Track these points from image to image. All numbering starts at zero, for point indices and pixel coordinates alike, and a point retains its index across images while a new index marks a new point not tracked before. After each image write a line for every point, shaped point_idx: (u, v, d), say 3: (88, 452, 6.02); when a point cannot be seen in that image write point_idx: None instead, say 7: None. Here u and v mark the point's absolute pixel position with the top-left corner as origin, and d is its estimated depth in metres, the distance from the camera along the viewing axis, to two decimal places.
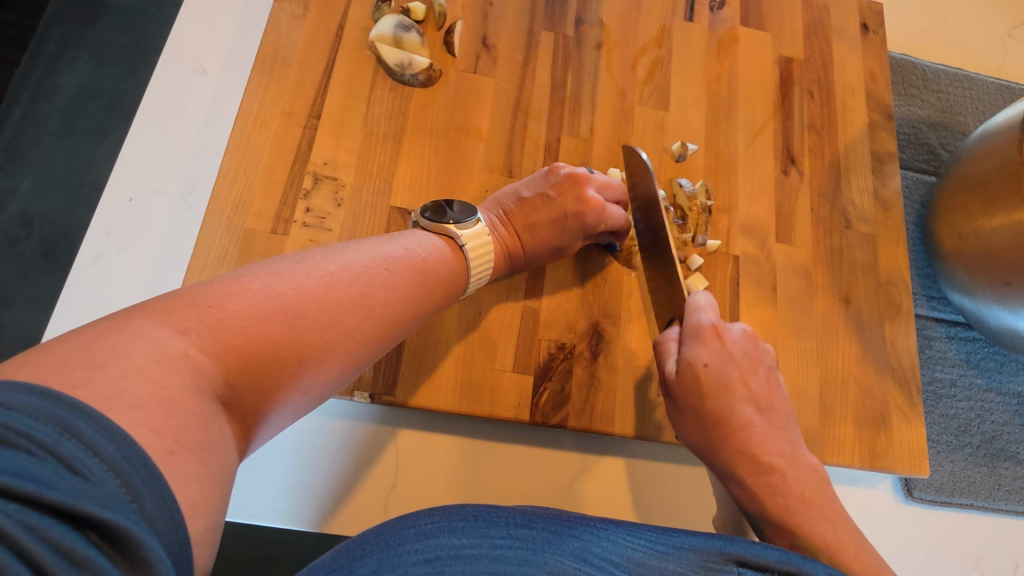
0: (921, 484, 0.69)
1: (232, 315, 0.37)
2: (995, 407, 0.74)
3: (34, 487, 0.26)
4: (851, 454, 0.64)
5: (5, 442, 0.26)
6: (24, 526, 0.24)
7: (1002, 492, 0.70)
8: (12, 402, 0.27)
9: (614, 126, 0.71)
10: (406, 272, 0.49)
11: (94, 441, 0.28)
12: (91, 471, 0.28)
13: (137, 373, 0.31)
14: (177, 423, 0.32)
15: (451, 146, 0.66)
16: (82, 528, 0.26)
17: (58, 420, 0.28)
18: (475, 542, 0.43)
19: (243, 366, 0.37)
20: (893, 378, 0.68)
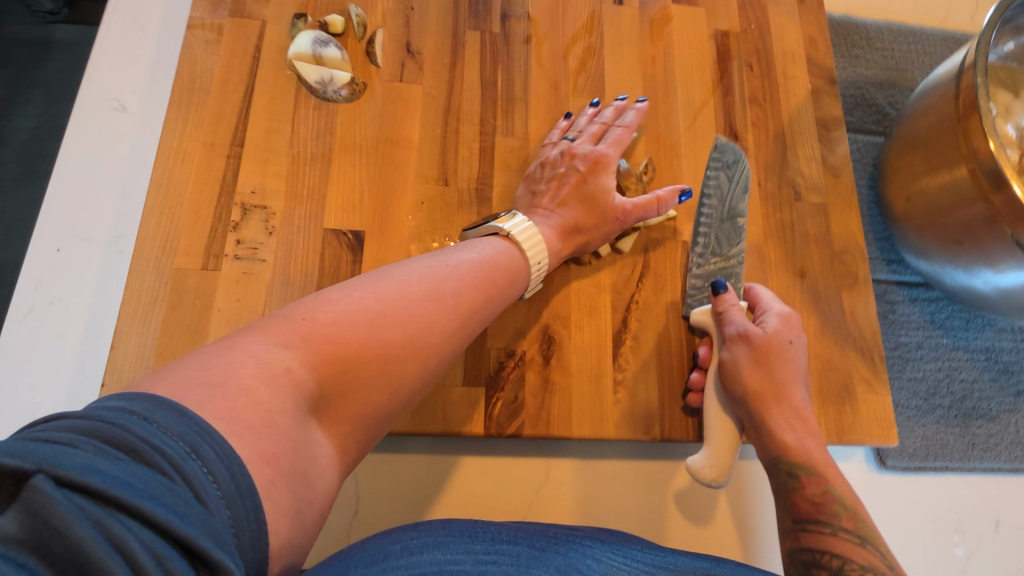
0: (893, 452, 0.69)
1: (322, 323, 0.40)
2: (963, 365, 0.73)
3: (165, 512, 0.26)
4: (817, 430, 0.64)
5: (143, 457, 0.27)
6: (153, 555, 0.24)
7: (976, 451, 0.70)
8: (152, 418, 0.29)
9: (548, 121, 0.69)
10: (474, 287, 0.50)
11: (213, 465, 0.29)
12: (207, 492, 0.28)
13: (246, 393, 0.34)
14: (277, 451, 0.33)
15: (383, 159, 0.64)
16: (195, 560, 0.26)
17: (186, 439, 0.29)
18: (458, 557, 0.43)
19: (336, 367, 0.39)
20: (855, 349, 0.67)
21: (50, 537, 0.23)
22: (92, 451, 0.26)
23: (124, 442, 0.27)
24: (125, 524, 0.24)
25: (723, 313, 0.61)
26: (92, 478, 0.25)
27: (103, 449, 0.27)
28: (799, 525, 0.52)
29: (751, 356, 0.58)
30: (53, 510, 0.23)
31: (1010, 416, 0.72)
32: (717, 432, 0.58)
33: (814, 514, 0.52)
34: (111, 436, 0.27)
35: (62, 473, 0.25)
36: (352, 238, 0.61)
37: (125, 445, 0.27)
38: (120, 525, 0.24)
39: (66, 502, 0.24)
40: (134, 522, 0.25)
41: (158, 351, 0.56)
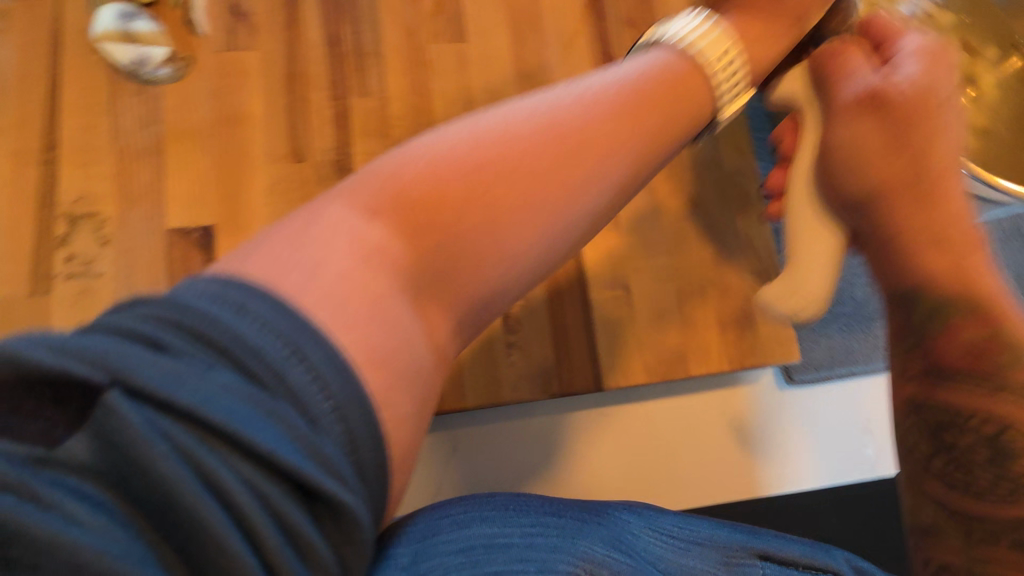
0: (799, 367, 0.69)
1: (288, 253, 0.29)
2: (865, 268, 0.72)
3: (259, 441, 0.23)
4: (719, 358, 0.63)
5: (260, 379, 0.24)
6: (250, 487, 0.23)
7: (881, 352, 0.70)
8: (220, 315, 0.25)
9: (408, 74, 0.63)
10: (626, 97, 0.39)
11: (318, 370, 0.26)
12: (320, 410, 0.25)
13: (346, 277, 0.29)
14: (385, 335, 0.29)
15: (226, 143, 0.58)
16: (310, 499, 0.24)
17: (288, 340, 0.25)
18: (508, 530, 0.41)
19: (407, 236, 0.32)
20: (751, 272, 0.65)
21: (123, 476, 0.22)
22: (181, 352, 0.24)
23: (256, 367, 0.24)
24: (222, 458, 0.23)
25: (842, 74, 0.48)
26: (138, 415, 0.22)
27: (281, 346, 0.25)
28: (935, 375, 0.39)
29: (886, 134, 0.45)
30: (138, 447, 0.22)
31: None
32: (806, 241, 0.49)
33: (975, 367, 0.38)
34: (207, 333, 0.24)
35: (115, 405, 0.22)
36: (201, 234, 0.56)
37: (281, 354, 0.25)
38: (217, 454, 0.23)
39: (148, 428, 0.22)
40: (228, 449, 0.23)
41: None
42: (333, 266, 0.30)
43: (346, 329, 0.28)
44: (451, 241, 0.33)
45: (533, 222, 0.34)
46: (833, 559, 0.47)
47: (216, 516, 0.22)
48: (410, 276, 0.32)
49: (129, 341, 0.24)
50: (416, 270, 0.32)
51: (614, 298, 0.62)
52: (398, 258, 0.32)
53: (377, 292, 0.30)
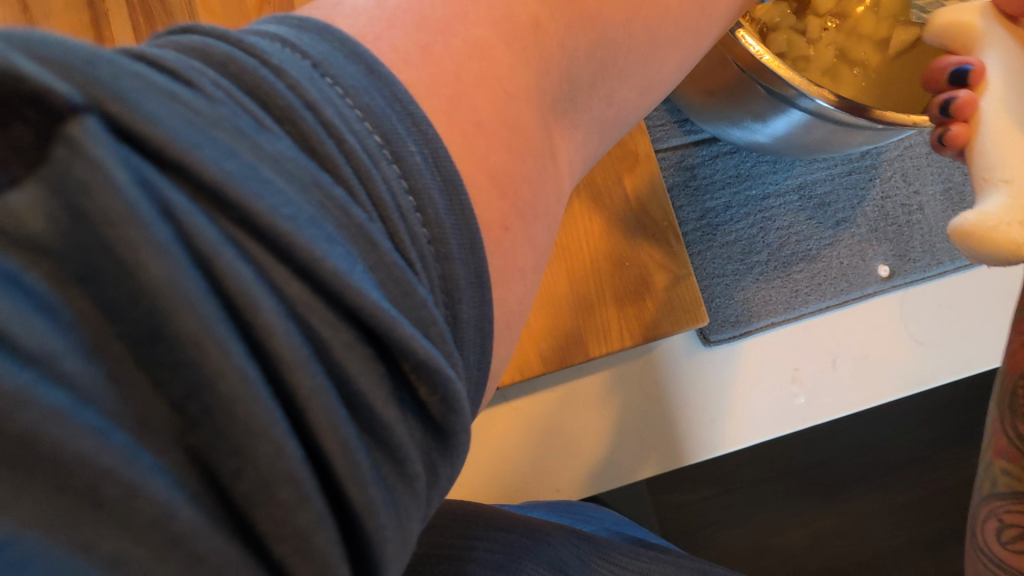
0: (715, 326, 0.66)
1: (431, 53, 0.27)
2: (777, 211, 0.69)
3: (367, 236, 0.21)
4: (619, 335, 0.60)
5: (320, 157, 0.21)
6: (384, 303, 0.20)
7: (800, 297, 0.68)
8: (332, 73, 0.23)
9: None
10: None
11: (419, 161, 0.24)
12: (415, 235, 0.23)
13: (432, 47, 0.28)
14: (518, 176, 0.29)
15: None
16: (390, 359, 0.21)
17: (383, 123, 0.24)
18: (453, 547, 0.45)
19: (533, 42, 0.31)
20: (646, 237, 0.61)
21: (96, 274, 0.17)
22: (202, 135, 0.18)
23: (317, 143, 0.21)
24: (316, 238, 0.19)
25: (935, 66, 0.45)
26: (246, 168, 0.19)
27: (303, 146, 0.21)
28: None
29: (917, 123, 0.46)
30: (118, 218, 0.16)
31: (830, 251, 0.69)
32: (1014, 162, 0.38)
33: None
34: (337, 96, 0.23)
35: (199, 158, 0.18)
36: None
37: (341, 138, 0.22)
38: (312, 241, 0.19)
39: (252, 173, 0.19)
40: (330, 252, 0.20)
41: None
42: (443, 76, 0.27)
43: (436, 97, 0.26)
44: (594, 42, 0.33)
45: (628, 37, 0.34)
46: None
47: (303, 359, 0.19)
48: (541, 88, 0.31)
49: (145, 80, 0.18)
50: (575, 52, 0.32)
51: None
52: (541, 17, 0.31)
53: (485, 84, 0.29)
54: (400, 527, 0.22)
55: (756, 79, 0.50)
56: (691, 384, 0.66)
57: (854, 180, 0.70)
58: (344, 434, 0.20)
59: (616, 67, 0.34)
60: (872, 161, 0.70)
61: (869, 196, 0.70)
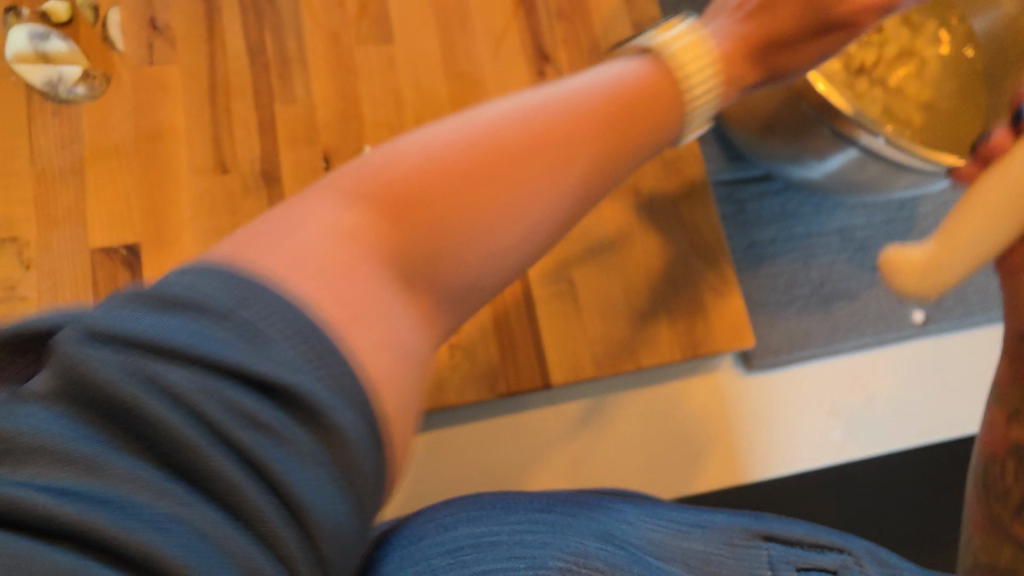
0: (758, 352, 0.68)
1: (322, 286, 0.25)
2: (819, 250, 0.72)
3: (260, 426, 0.21)
4: (670, 349, 0.61)
5: (221, 430, 0.20)
6: (272, 477, 0.21)
7: (840, 332, 0.70)
8: (154, 304, 0.22)
9: (332, 78, 0.62)
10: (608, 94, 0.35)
11: (288, 319, 0.23)
12: (283, 462, 0.21)
13: (324, 229, 0.27)
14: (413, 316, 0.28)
15: (148, 159, 0.57)
16: (254, 530, 0.20)
17: (228, 302, 0.22)
18: (494, 529, 0.45)
19: (400, 218, 0.28)
20: (700, 259, 0.64)
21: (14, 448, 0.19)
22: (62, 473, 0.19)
23: (199, 441, 0.20)
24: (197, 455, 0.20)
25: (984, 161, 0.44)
26: (125, 467, 0.19)
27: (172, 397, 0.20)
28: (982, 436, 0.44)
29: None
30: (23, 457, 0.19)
31: (869, 292, 0.71)
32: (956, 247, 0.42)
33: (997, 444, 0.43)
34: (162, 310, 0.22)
35: (104, 379, 0.20)
36: (125, 253, 0.55)
37: (268, 378, 0.21)
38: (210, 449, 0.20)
39: (136, 397, 0.20)
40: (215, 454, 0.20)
41: None
42: (318, 261, 0.25)
43: (309, 282, 0.24)
44: (443, 222, 0.29)
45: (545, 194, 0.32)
46: (850, 542, 0.50)
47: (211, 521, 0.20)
48: (443, 247, 0.29)
49: (84, 342, 0.20)
50: (482, 215, 0.30)
51: (557, 293, 0.61)
52: (356, 230, 0.27)
53: (355, 259, 0.27)
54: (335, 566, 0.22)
55: (822, 117, 0.53)
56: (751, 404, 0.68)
57: (893, 228, 0.73)
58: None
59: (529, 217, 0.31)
60: (910, 213, 0.74)
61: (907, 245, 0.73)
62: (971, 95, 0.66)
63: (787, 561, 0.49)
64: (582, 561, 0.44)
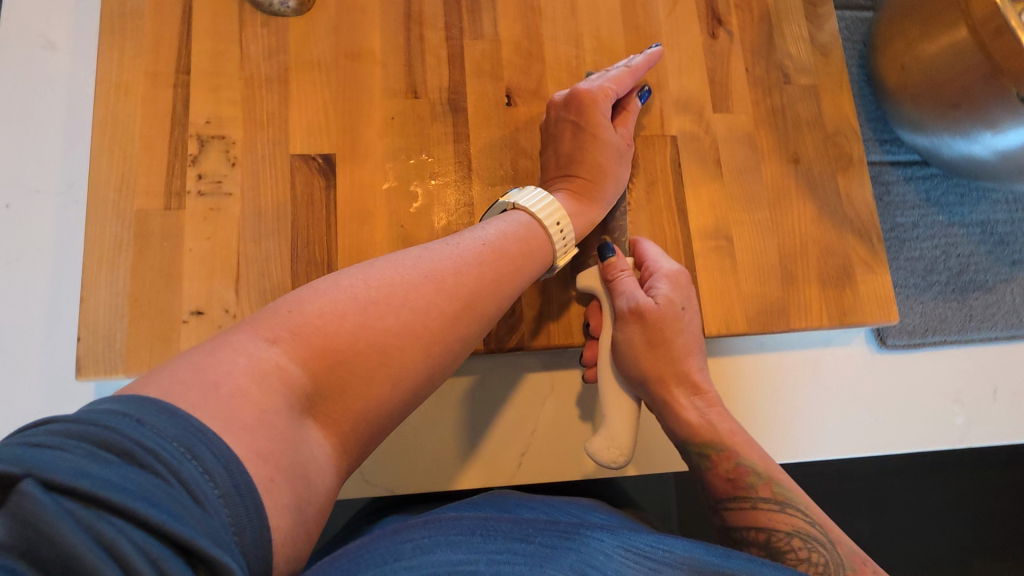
0: (893, 331, 0.69)
1: (310, 315, 0.37)
2: (960, 240, 0.72)
3: (158, 514, 0.25)
4: (818, 315, 0.63)
5: (152, 471, 0.27)
6: (148, 559, 0.24)
7: (974, 323, 0.70)
8: (144, 418, 0.28)
9: (519, 19, 0.64)
10: (493, 251, 0.47)
11: (211, 465, 0.28)
12: (211, 496, 0.28)
13: (241, 395, 0.32)
14: (275, 449, 0.31)
15: (345, 77, 0.59)
16: (194, 561, 0.25)
17: (182, 440, 0.28)
18: (473, 557, 0.38)
19: (332, 352, 0.37)
20: (853, 232, 0.65)
21: (34, 549, 0.23)
22: (90, 453, 0.26)
23: (148, 461, 0.27)
24: (116, 525, 0.24)
25: (615, 286, 0.56)
26: (118, 470, 0.26)
27: (166, 437, 0.28)
28: (720, 504, 0.53)
29: (646, 334, 0.55)
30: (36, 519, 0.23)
31: (1005, 286, 0.72)
32: (612, 410, 0.56)
33: (731, 490, 0.53)
34: (99, 437, 0.27)
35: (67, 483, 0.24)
36: (322, 161, 0.57)
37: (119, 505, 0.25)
38: (111, 527, 0.24)
39: (51, 505, 0.24)
40: (126, 522, 0.24)
41: (132, 299, 0.53)
42: (240, 417, 0.31)
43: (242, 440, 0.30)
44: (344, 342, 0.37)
45: (425, 351, 0.40)
46: None
47: None
48: (364, 382, 0.38)
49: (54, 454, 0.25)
50: (370, 341, 0.38)
51: (715, 249, 0.63)
52: (323, 351, 0.36)
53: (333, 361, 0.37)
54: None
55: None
56: (884, 387, 0.69)
57: None
58: None
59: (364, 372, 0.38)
60: None
61: None
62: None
63: None
64: None
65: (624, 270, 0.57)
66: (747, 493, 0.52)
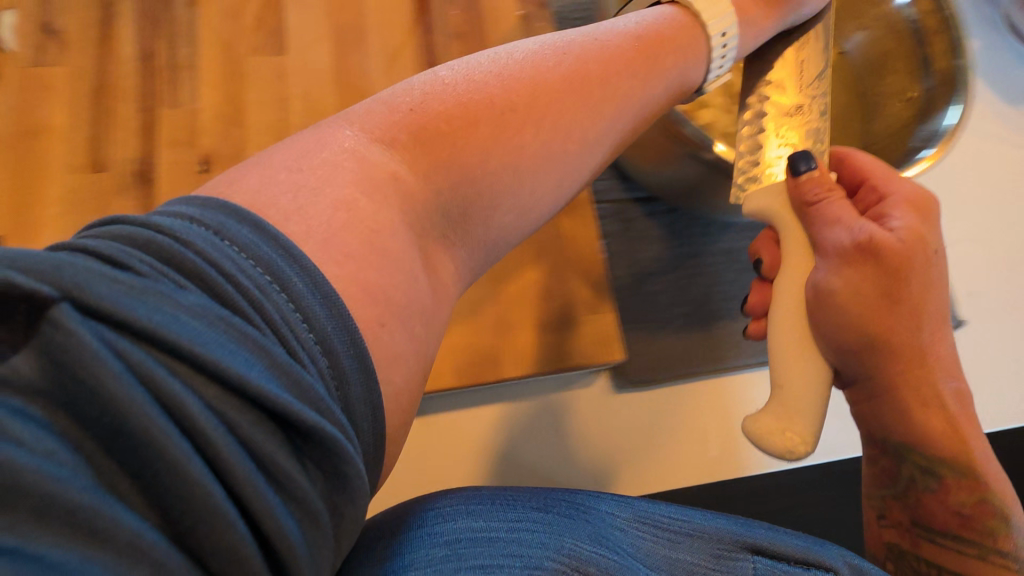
0: (629, 372, 0.69)
1: (430, 114, 0.41)
2: (703, 271, 0.73)
3: (278, 349, 0.28)
4: (534, 362, 0.63)
5: (226, 303, 0.27)
6: (208, 409, 0.25)
7: (717, 353, 0.70)
8: (220, 228, 0.30)
9: (221, 85, 0.64)
10: (641, 41, 0.50)
11: (304, 296, 0.30)
12: (303, 339, 0.29)
13: (347, 206, 0.35)
14: (387, 283, 0.34)
15: (24, 156, 0.59)
16: (288, 428, 0.27)
17: (269, 268, 0.30)
18: (503, 522, 0.49)
19: (441, 155, 0.40)
20: (574, 274, 0.66)
21: (75, 402, 0.24)
22: (155, 274, 0.26)
23: (225, 293, 0.28)
24: (170, 374, 0.24)
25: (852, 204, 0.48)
26: (192, 299, 0.26)
27: (250, 263, 0.29)
28: (919, 529, 0.52)
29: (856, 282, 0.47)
30: (89, 362, 0.23)
31: None
32: (789, 377, 0.47)
33: (955, 525, 0.50)
34: (168, 254, 0.27)
35: (131, 315, 0.24)
36: None
37: (192, 349, 0.25)
38: (171, 375, 0.24)
39: (94, 336, 0.23)
40: (186, 376, 0.25)
41: None
42: (340, 245, 0.34)
43: (336, 264, 0.33)
44: (456, 163, 0.40)
45: (490, 151, 0.41)
46: (833, 557, 0.51)
47: (177, 449, 0.24)
48: (438, 223, 0.40)
49: (95, 270, 0.25)
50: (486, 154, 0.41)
51: None
52: (399, 173, 0.39)
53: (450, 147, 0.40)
54: (309, 550, 0.28)
55: None
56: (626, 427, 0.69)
57: None
58: (228, 512, 0.25)
59: (481, 198, 0.41)
60: None
61: None
62: (844, 128, 0.70)
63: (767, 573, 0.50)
64: (578, 563, 0.46)
65: (828, 186, 0.49)
66: (977, 535, 0.49)
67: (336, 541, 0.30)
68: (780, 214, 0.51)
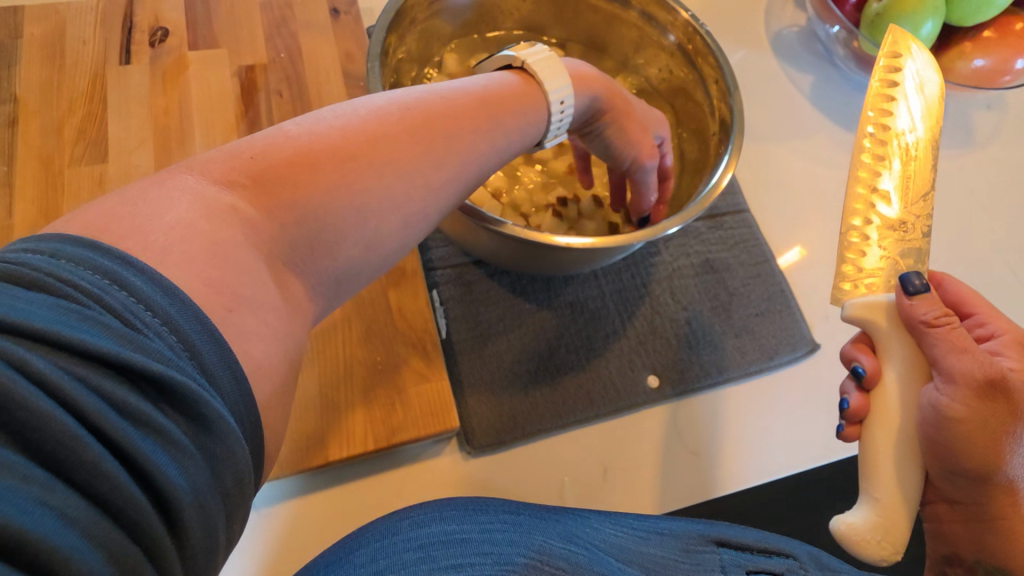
0: (477, 436, 0.67)
1: (364, 144, 0.41)
2: (548, 325, 0.75)
3: (117, 323, 0.28)
4: (363, 438, 0.63)
5: (65, 296, 0.27)
6: (61, 369, 0.26)
7: (562, 409, 0.70)
8: (56, 250, 0.29)
9: (37, 198, 0.66)
10: (484, 97, 0.49)
11: (143, 289, 0.29)
12: (148, 324, 0.29)
13: (185, 227, 0.33)
14: (229, 283, 0.33)
15: None
16: (136, 381, 0.27)
17: (102, 270, 0.29)
18: (468, 527, 0.52)
19: (266, 202, 0.37)
20: (402, 343, 0.68)
21: None
22: None
23: (61, 289, 0.27)
24: (22, 345, 0.25)
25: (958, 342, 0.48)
26: (26, 296, 0.27)
27: (85, 271, 0.28)
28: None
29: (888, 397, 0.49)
30: None
31: (598, 362, 0.74)
32: (898, 486, 0.47)
33: None
34: (2, 271, 0.27)
35: None
36: None
37: (27, 328, 0.25)
38: (15, 344, 0.25)
39: None
40: (33, 344, 0.25)
41: None
42: (179, 252, 0.32)
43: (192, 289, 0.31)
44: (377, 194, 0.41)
45: (414, 191, 0.43)
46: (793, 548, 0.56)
47: (28, 392, 0.25)
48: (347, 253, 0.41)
49: None
50: (412, 190, 0.43)
51: None
52: (240, 207, 0.36)
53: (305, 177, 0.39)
54: (191, 480, 0.28)
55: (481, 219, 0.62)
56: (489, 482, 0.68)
57: (625, 296, 0.78)
58: (86, 438, 0.25)
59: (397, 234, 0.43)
60: (642, 281, 0.79)
61: (639, 312, 0.77)
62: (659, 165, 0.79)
63: (740, 565, 0.55)
64: (546, 559, 0.50)
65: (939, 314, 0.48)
66: None
67: (224, 495, 0.30)
68: (883, 325, 0.50)
